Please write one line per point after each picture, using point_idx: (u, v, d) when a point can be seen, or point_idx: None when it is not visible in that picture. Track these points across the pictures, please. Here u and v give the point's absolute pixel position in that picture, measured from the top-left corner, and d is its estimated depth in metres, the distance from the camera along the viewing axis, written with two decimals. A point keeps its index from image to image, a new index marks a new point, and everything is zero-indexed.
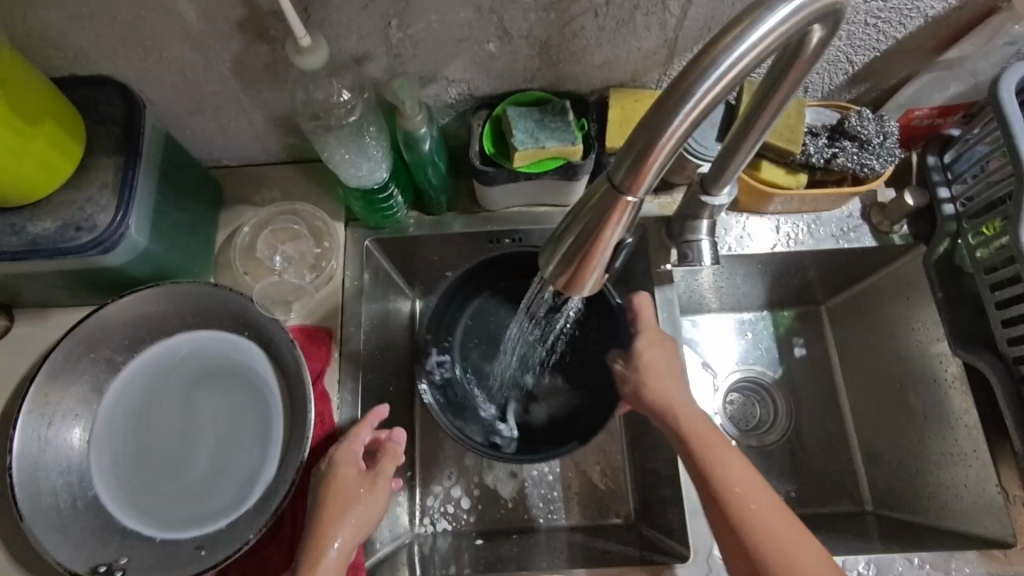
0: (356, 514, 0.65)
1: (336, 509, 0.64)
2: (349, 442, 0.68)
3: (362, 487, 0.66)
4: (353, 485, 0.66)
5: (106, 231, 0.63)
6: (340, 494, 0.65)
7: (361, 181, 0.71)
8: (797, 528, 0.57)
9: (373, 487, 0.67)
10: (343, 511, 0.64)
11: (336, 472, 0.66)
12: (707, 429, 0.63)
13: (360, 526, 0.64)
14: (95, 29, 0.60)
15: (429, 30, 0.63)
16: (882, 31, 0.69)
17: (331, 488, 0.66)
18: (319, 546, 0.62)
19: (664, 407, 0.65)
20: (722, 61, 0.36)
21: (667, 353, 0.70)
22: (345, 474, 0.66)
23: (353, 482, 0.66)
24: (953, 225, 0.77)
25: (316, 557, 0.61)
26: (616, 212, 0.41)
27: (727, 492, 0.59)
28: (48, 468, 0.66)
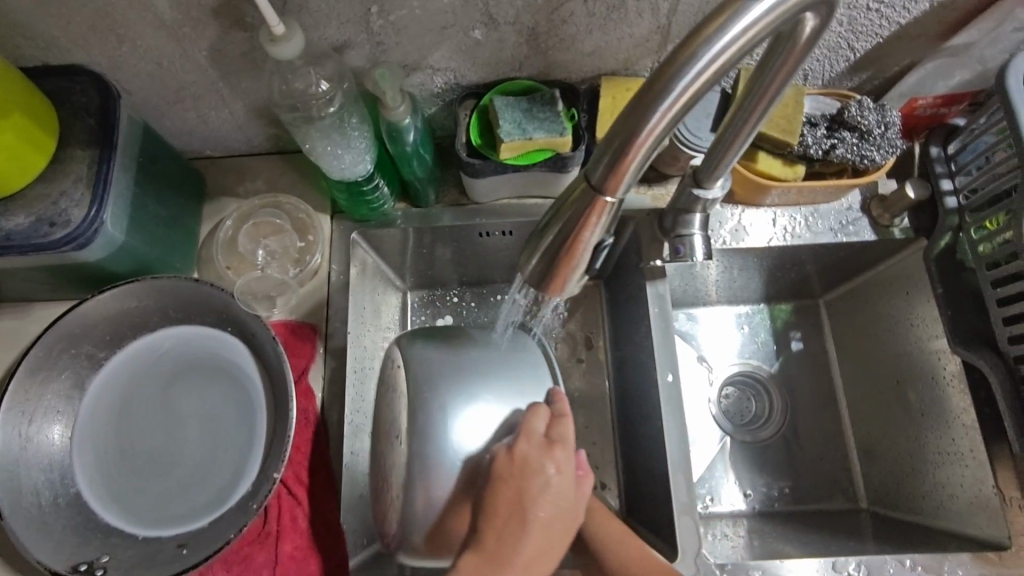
0: (561, 534, 0.57)
1: (545, 530, 0.56)
2: (570, 450, 0.60)
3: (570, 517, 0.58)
4: (569, 511, 0.58)
5: (81, 226, 0.61)
6: (554, 511, 0.57)
7: (343, 173, 0.69)
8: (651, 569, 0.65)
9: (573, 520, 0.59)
10: (549, 537, 0.56)
11: (558, 491, 0.57)
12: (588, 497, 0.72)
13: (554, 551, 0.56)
14: (64, 16, 0.58)
15: (412, 16, 0.61)
16: (885, 17, 0.66)
17: (548, 509, 0.56)
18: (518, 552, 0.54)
19: None
20: (702, 55, 0.33)
21: None
22: (569, 497, 0.58)
23: (568, 507, 0.58)
24: (955, 218, 0.75)
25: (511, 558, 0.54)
26: (594, 212, 0.39)
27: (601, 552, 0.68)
28: (29, 465, 0.65)
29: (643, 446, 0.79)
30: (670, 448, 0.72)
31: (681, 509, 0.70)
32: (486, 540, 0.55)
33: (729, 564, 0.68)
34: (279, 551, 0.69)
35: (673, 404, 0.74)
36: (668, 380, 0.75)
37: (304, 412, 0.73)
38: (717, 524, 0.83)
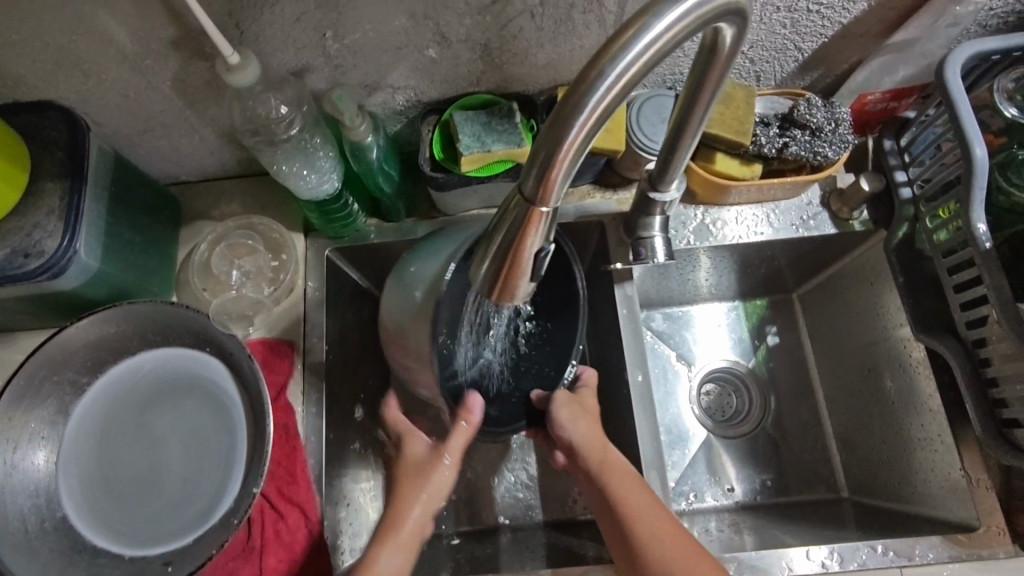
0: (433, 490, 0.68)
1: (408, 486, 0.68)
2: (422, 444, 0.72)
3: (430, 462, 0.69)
4: (422, 457, 0.70)
5: (54, 256, 0.63)
6: (415, 471, 0.69)
7: (311, 193, 0.71)
8: (685, 549, 0.60)
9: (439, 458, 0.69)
10: (416, 484, 0.68)
11: (407, 452, 0.71)
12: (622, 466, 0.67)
13: (434, 497, 0.68)
14: (29, 55, 0.60)
15: (366, 39, 0.63)
16: (826, 17, 0.69)
17: (404, 475, 0.69)
18: (397, 519, 0.65)
19: (577, 441, 0.69)
20: (609, 71, 0.35)
21: (573, 410, 0.71)
22: (415, 450, 0.71)
23: (423, 458, 0.70)
24: (911, 208, 0.76)
25: (395, 529, 0.65)
26: (532, 221, 0.41)
27: (632, 515, 0.63)
28: (15, 492, 0.67)
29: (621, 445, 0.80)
30: (643, 446, 0.74)
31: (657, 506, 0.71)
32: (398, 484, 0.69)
33: None
34: (264, 564, 0.70)
35: (645, 402, 0.75)
36: (639, 380, 0.76)
37: (286, 427, 0.75)
38: (700, 520, 0.84)
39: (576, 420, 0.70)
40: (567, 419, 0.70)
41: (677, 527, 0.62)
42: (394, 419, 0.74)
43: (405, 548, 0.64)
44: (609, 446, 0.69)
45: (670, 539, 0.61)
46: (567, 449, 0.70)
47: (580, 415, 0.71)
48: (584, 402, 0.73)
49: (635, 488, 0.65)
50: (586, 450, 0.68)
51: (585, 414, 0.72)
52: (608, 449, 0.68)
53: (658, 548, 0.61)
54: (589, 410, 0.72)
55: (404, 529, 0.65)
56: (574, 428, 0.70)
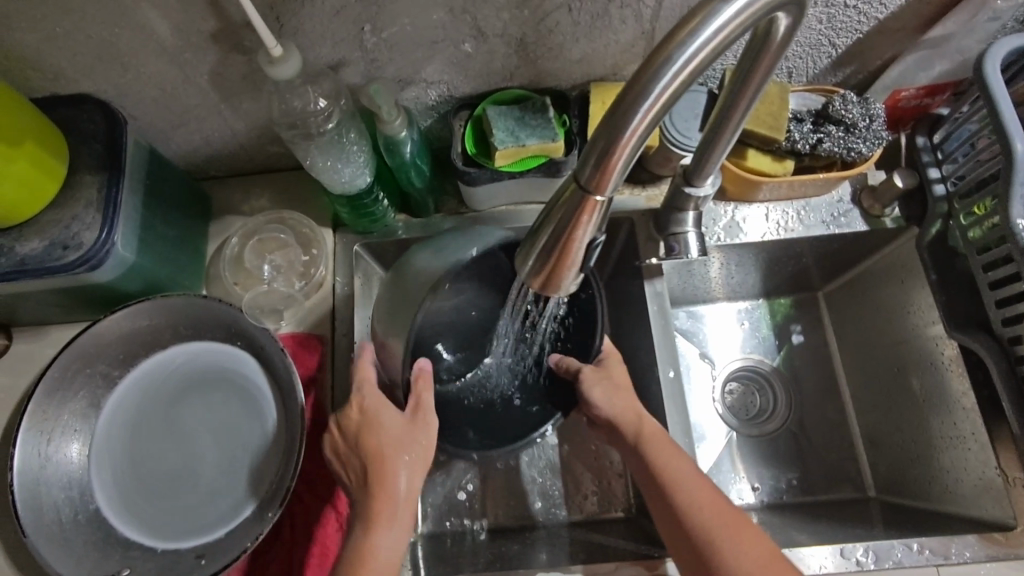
0: (417, 452, 0.63)
1: (388, 454, 0.62)
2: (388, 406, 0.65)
3: (407, 423, 0.64)
4: (394, 432, 0.63)
5: (93, 248, 0.64)
6: (389, 436, 0.63)
7: (345, 188, 0.72)
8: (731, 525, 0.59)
9: (416, 419, 0.65)
10: (398, 451, 0.63)
11: (376, 415, 0.64)
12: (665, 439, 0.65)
13: (421, 461, 0.63)
14: (72, 48, 0.60)
15: (404, 33, 0.63)
16: (862, 13, 0.68)
17: (375, 435, 0.63)
18: (388, 495, 0.61)
19: (614, 415, 0.68)
20: (676, 59, 0.35)
21: (610, 383, 0.70)
22: (385, 416, 0.64)
23: (394, 424, 0.64)
24: (945, 205, 0.76)
25: (388, 502, 0.60)
26: (586, 210, 0.40)
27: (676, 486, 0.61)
28: (50, 483, 0.67)
29: None
30: (674, 444, 0.73)
31: None
32: (365, 448, 0.63)
33: None
34: (295, 557, 0.70)
35: (676, 399, 0.75)
36: (670, 377, 0.76)
37: (316, 423, 0.75)
38: None
39: (608, 394, 0.69)
40: (597, 395, 0.69)
41: (723, 500, 0.61)
42: (361, 370, 0.66)
43: (404, 524, 0.60)
44: (644, 418, 0.68)
45: (716, 514, 0.59)
46: (606, 423, 0.70)
47: (611, 390, 0.70)
48: (612, 376, 0.71)
49: (681, 462, 0.63)
50: (623, 424, 0.68)
51: (617, 388, 0.70)
52: (648, 421, 0.67)
53: (703, 521, 0.59)
54: (618, 382, 0.71)
55: (398, 502, 0.61)
56: (609, 402, 0.69)
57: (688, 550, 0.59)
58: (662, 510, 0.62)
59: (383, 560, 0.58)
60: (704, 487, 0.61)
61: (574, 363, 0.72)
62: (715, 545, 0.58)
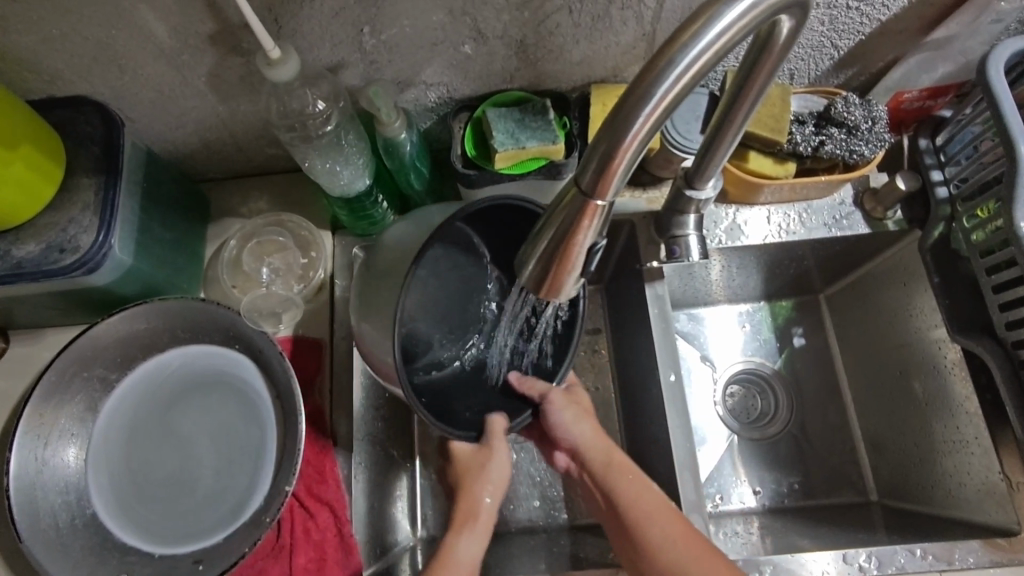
0: (495, 479, 0.70)
1: (471, 481, 0.71)
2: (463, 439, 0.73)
3: (480, 457, 0.71)
4: (469, 458, 0.72)
5: (90, 252, 0.63)
6: (468, 462, 0.72)
7: (344, 190, 0.72)
8: (690, 545, 0.61)
9: (489, 453, 0.70)
10: (477, 479, 0.71)
11: (455, 448, 0.74)
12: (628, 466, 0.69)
13: (498, 483, 0.71)
14: (68, 50, 0.60)
15: (403, 35, 0.63)
16: (865, 14, 0.68)
17: (460, 462, 0.73)
18: (471, 508, 0.70)
19: (579, 445, 0.72)
20: (679, 61, 0.35)
21: (575, 411, 0.73)
22: (462, 449, 0.73)
23: (471, 456, 0.72)
24: (948, 208, 0.76)
25: (469, 519, 0.69)
26: (587, 216, 0.40)
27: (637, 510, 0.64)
28: (47, 488, 0.67)
29: (650, 445, 0.79)
30: (675, 448, 0.73)
31: (689, 507, 0.70)
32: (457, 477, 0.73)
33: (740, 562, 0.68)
34: (293, 562, 0.69)
35: (677, 402, 0.74)
36: (672, 380, 0.76)
37: (314, 427, 0.74)
38: (728, 523, 0.83)
39: (576, 419, 0.72)
40: (567, 419, 0.72)
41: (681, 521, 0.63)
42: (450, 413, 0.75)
43: (481, 534, 0.67)
44: (614, 450, 0.71)
45: (674, 534, 0.61)
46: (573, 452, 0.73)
47: (579, 414, 0.72)
48: (578, 400, 0.75)
49: (643, 487, 0.66)
50: (590, 453, 0.71)
51: (583, 413, 0.73)
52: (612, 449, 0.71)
53: (663, 542, 0.61)
54: (586, 406, 0.74)
55: (480, 519, 0.69)
56: (574, 429, 0.72)
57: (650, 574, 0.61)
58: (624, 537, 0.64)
59: (461, 563, 0.64)
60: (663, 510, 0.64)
61: (542, 385, 0.72)
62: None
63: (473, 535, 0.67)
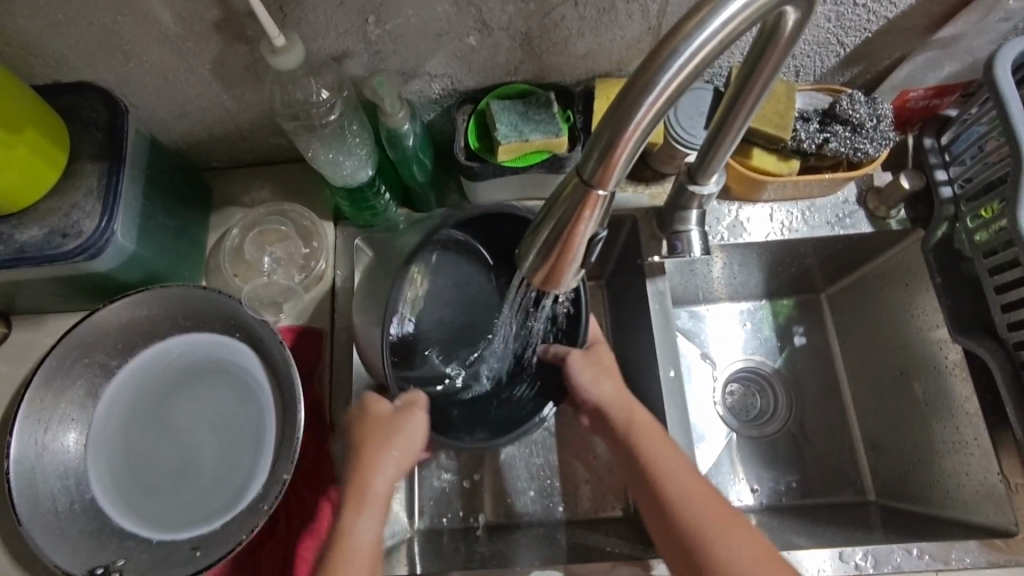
0: (401, 452, 0.64)
1: (372, 449, 0.64)
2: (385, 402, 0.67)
3: (393, 421, 0.65)
4: (384, 421, 0.65)
5: (92, 237, 0.64)
6: (375, 429, 0.65)
7: (346, 180, 0.72)
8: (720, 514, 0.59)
9: (407, 415, 0.65)
10: (385, 443, 0.64)
11: (370, 410, 0.66)
12: (649, 424, 0.65)
13: (404, 455, 0.64)
14: (73, 35, 0.60)
15: (408, 26, 0.63)
16: (871, 11, 0.68)
17: (365, 428, 0.65)
18: (364, 486, 0.63)
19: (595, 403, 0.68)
20: (682, 51, 0.35)
21: (594, 368, 0.69)
22: (378, 410, 0.66)
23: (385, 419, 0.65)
24: (951, 207, 0.76)
25: (362, 493, 0.62)
26: (588, 206, 0.39)
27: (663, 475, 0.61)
28: (46, 471, 0.67)
29: None
30: (674, 444, 0.72)
31: None
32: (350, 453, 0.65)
33: None
34: (290, 551, 0.70)
35: (676, 398, 0.74)
36: (671, 376, 0.76)
37: (314, 416, 0.74)
38: None
39: (598, 379, 0.68)
40: (588, 379, 0.68)
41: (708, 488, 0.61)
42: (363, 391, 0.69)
43: (378, 510, 0.62)
44: (633, 406, 0.67)
45: (701, 501, 0.59)
46: (594, 409, 0.69)
47: (599, 372, 0.69)
48: (596, 355, 0.70)
49: (670, 453, 0.63)
50: (609, 408, 0.67)
51: (604, 369, 0.70)
52: (635, 407, 0.67)
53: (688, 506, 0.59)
54: (608, 365, 0.70)
55: (372, 494, 0.62)
56: (596, 388, 0.68)
57: (674, 538, 0.59)
58: (646, 499, 0.62)
59: (361, 547, 0.59)
60: (689, 476, 0.61)
61: (562, 349, 0.70)
62: (714, 551, 0.57)
63: (370, 516, 0.61)
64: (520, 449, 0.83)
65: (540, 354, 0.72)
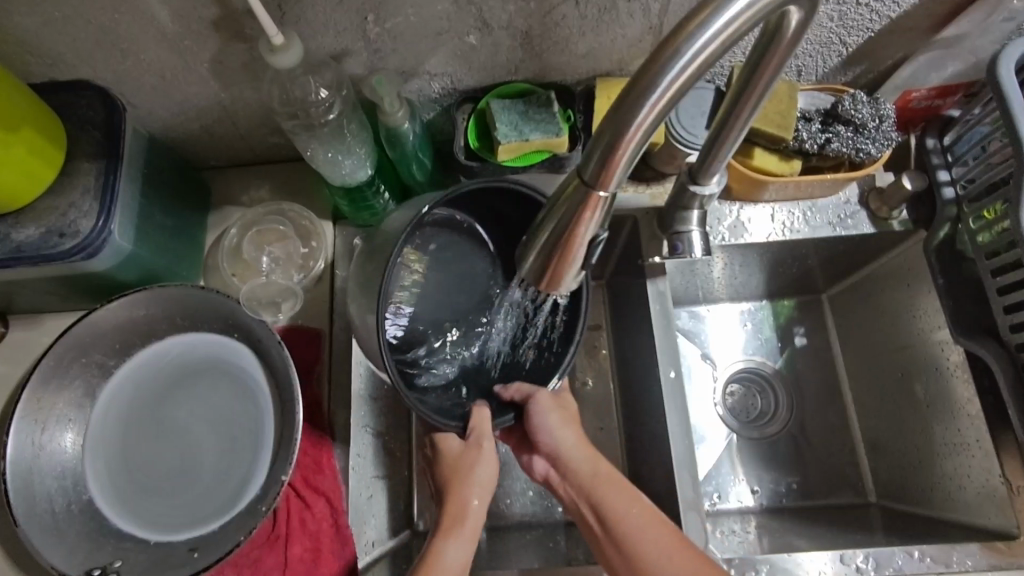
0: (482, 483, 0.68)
1: (457, 482, 0.67)
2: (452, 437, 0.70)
3: (468, 454, 0.68)
4: (458, 455, 0.69)
5: (89, 237, 0.63)
6: (455, 466, 0.68)
7: (345, 180, 0.71)
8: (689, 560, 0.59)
9: (478, 447, 0.67)
10: (465, 479, 0.67)
11: (443, 449, 0.70)
12: (610, 476, 0.67)
13: (486, 485, 0.68)
14: (70, 33, 0.59)
15: (408, 24, 0.62)
16: (874, 11, 0.67)
17: (446, 466, 0.69)
18: (457, 516, 0.66)
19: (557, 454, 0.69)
20: (685, 50, 0.34)
21: (555, 417, 0.70)
22: (450, 447, 0.70)
23: (461, 453, 0.69)
24: (954, 209, 0.75)
25: (455, 524, 0.65)
26: (589, 208, 0.39)
27: (625, 528, 0.62)
28: (43, 472, 0.67)
29: (648, 440, 0.79)
30: (674, 445, 0.72)
31: (687, 506, 0.70)
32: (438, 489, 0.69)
33: (736, 560, 0.68)
34: (289, 552, 0.69)
35: (676, 399, 0.74)
36: (671, 376, 0.75)
37: (312, 417, 0.74)
38: (725, 521, 0.83)
39: (561, 425, 0.69)
40: (551, 425, 0.69)
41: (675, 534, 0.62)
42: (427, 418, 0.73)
43: (471, 538, 0.64)
44: (594, 455, 0.68)
45: (667, 550, 0.60)
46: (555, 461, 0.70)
47: (562, 418, 0.70)
48: (562, 402, 0.71)
49: (632, 504, 0.64)
50: (571, 459, 0.69)
51: (565, 416, 0.71)
52: (596, 457, 0.68)
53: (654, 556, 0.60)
54: (571, 412, 0.72)
55: (463, 523, 0.65)
56: (558, 435, 0.69)
57: None
58: (613, 553, 0.63)
59: (450, 568, 0.61)
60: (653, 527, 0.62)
61: (528, 386, 0.69)
62: None
63: (460, 541, 0.63)
64: (520, 450, 0.83)
65: (497, 394, 0.70)
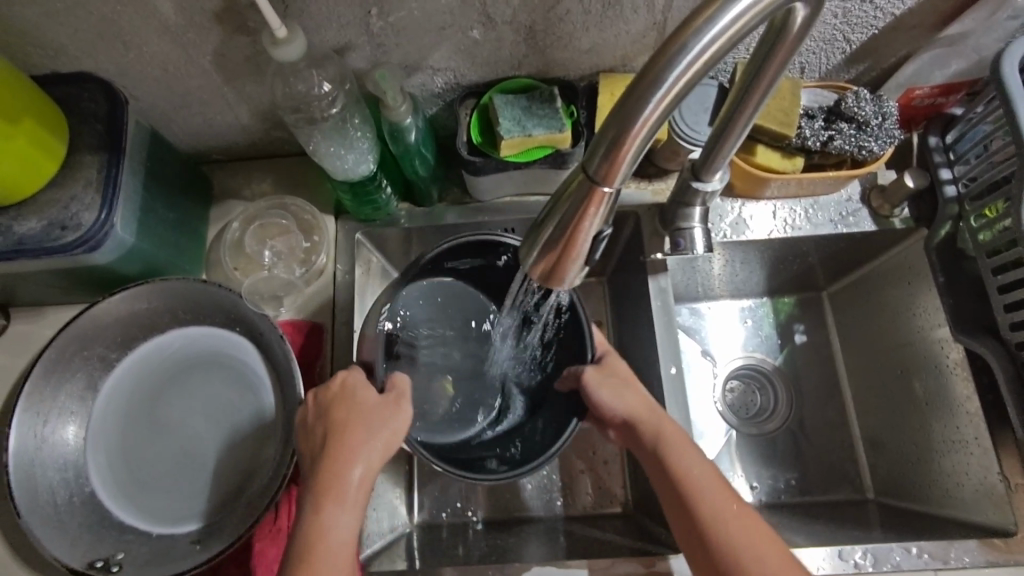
0: (383, 445, 0.59)
1: (354, 436, 0.58)
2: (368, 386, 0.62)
3: (385, 409, 0.60)
4: (370, 406, 0.60)
5: (92, 229, 0.63)
6: (353, 417, 0.60)
7: (347, 174, 0.71)
8: (762, 536, 0.56)
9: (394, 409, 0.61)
10: (366, 434, 0.59)
11: (353, 395, 0.61)
12: (682, 441, 0.62)
13: (383, 448, 0.59)
14: (71, 24, 0.59)
15: (411, 18, 0.62)
16: (878, 8, 0.67)
17: (349, 411, 0.60)
18: (340, 476, 0.56)
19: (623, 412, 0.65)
20: (691, 47, 0.34)
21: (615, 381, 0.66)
22: (363, 395, 0.61)
23: (372, 406, 0.60)
24: (955, 207, 0.75)
25: (339, 488, 0.56)
26: (593, 202, 0.39)
27: (698, 493, 0.58)
28: (46, 464, 0.67)
29: None
30: None
31: None
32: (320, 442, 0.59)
33: None
34: None
35: (677, 394, 0.74)
36: (672, 372, 0.76)
37: None
38: None
39: (619, 392, 0.66)
40: (607, 395, 0.65)
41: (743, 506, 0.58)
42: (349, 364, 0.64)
43: (353, 508, 0.56)
44: (657, 415, 0.64)
45: (736, 521, 0.57)
46: (620, 424, 0.66)
47: (620, 385, 0.66)
48: (615, 368, 0.68)
49: (703, 469, 0.60)
50: (636, 418, 0.64)
51: (623, 381, 0.67)
52: (662, 418, 0.64)
53: (722, 526, 0.57)
54: (625, 374, 0.68)
55: (349, 489, 0.56)
56: (620, 401, 0.65)
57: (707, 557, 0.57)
58: (676, 516, 0.59)
59: (336, 545, 0.53)
60: (724, 497, 0.58)
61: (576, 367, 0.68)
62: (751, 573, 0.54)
63: (345, 512, 0.55)
64: None
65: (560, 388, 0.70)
